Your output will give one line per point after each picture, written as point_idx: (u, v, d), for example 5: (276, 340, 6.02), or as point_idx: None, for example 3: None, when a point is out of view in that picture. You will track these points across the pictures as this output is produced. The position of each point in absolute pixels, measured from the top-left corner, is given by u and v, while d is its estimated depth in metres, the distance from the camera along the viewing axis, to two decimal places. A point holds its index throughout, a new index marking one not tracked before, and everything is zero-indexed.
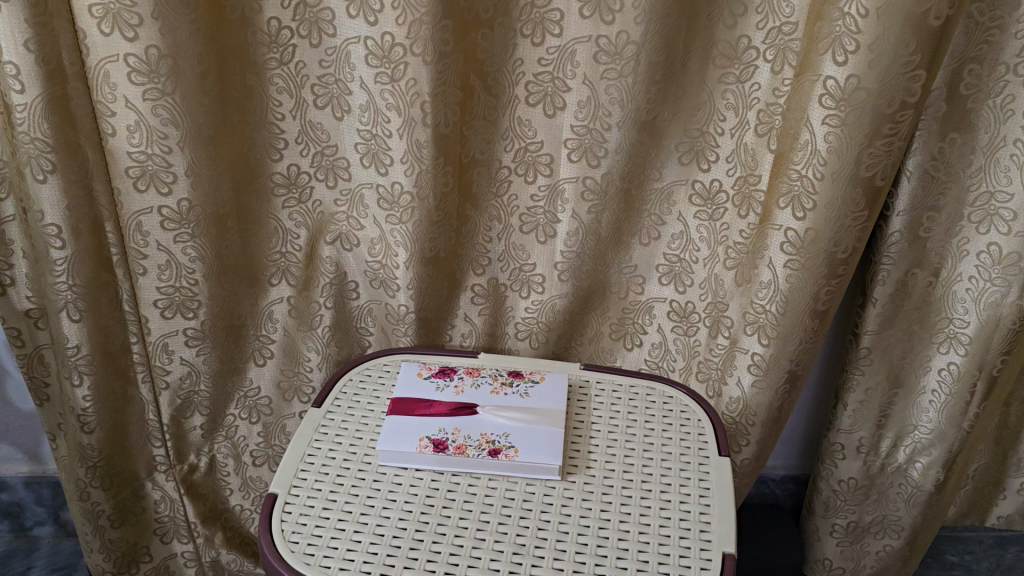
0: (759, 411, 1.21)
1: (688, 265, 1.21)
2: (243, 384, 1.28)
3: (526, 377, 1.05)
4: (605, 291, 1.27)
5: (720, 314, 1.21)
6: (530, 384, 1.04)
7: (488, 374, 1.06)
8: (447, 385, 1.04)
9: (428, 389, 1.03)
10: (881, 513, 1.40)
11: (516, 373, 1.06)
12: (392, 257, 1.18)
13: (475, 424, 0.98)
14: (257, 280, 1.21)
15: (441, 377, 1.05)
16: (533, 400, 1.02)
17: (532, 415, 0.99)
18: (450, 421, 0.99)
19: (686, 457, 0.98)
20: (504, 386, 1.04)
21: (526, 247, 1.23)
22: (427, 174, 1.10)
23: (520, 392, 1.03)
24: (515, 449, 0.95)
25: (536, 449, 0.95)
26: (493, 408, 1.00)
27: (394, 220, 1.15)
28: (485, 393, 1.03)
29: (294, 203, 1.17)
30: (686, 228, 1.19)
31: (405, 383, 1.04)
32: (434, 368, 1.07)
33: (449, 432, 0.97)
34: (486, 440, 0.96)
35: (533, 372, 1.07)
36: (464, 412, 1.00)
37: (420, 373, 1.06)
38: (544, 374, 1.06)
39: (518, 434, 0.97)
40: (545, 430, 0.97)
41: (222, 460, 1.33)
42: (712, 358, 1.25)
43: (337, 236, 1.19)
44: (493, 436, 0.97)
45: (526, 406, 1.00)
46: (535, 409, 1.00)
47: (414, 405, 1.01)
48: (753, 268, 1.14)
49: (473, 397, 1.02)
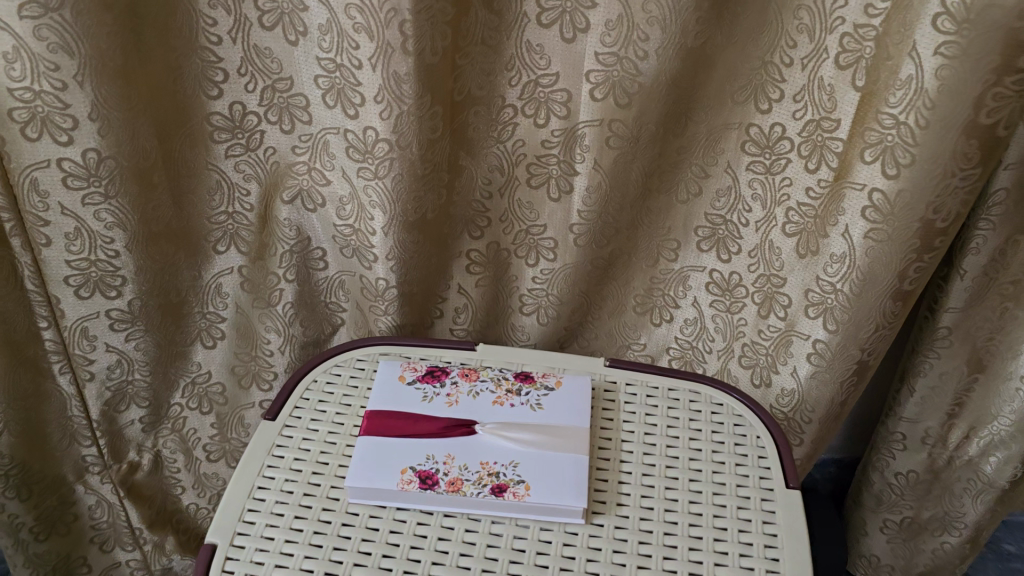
0: (818, 407, 0.99)
1: (735, 229, 0.98)
2: (188, 370, 1.06)
3: (538, 382, 0.82)
4: (630, 258, 1.04)
5: (774, 291, 0.98)
6: (543, 392, 0.81)
7: (488, 376, 0.83)
8: (436, 394, 0.81)
9: (412, 398, 0.81)
10: (942, 509, 1.21)
11: (525, 375, 0.83)
12: (367, 221, 0.95)
13: (473, 449, 0.76)
14: (198, 247, 0.97)
15: (429, 381, 0.82)
16: (547, 414, 0.79)
17: (546, 438, 0.77)
18: (440, 447, 0.77)
19: (744, 491, 0.76)
20: (510, 395, 0.81)
21: (534, 205, 0.99)
22: (411, 117, 0.86)
23: (531, 404, 0.80)
24: (526, 485, 0.73)
25: (553, 486, 0.73)
26: (496, 427, 0.78)
27: (368, 173, 0.91)
28: (486, 404, 0.80)
29: (241, 150, 0.92)
30: (735, 182, 0.95)
31: (383, 389, 0.82)
32: (421, 368, 0.84)
33: (439, 462, 0.75)
34: (488, 473, 0.74)
35: (547, 374, 0.84)
36: (458, 432, 0.78)
37: (403, 375, 0.83)
38: (561, 375, 0.83)
39: (530, 465, 0.75)
40: (565, 460, 0.75)
41: (169, 456, 1.11)
42: (760, 342, 1.02)
43: (295, 193, 0.96)
44: (496, 468, 0.75)
45: (539, 426, 0.78)
46: (552, 429, 0.78)
47: (395, 423, 0.78)
48: (821, 236, 0.91)
49: (470, 411, 0.80)
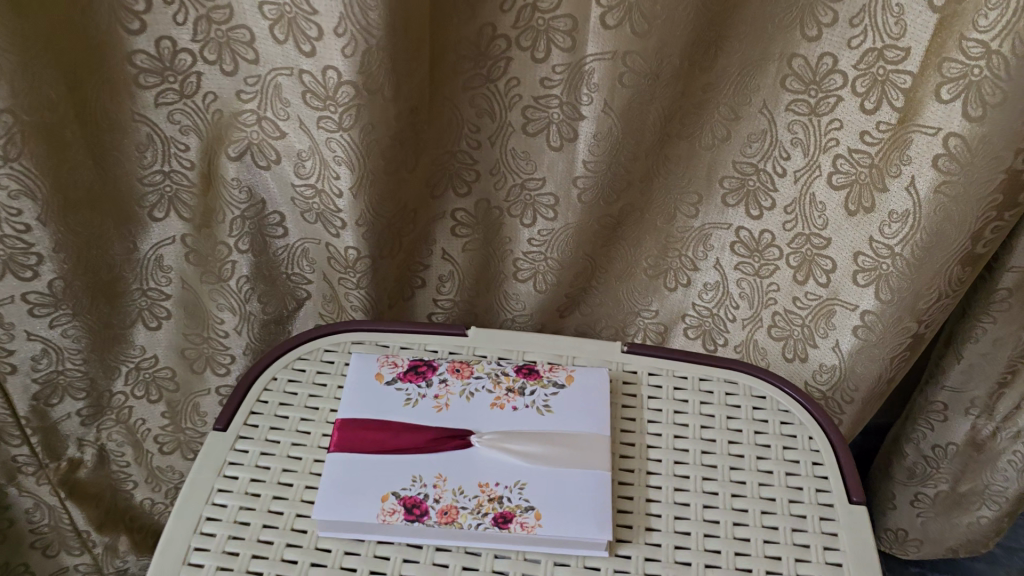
0: (861, 386, 0.87)
1: (769, 180, 0.83)
2: (130, 355, 0.90)
3: (546, 377, 0.68)
4: (643, 214, 0.88)
5: (815, 253, 0.83)
6: (551, 391, 0.67)
7: (484, 371, 0.68)
8: (422, 396, 0.67)
9: (393, 403, 0.66)
10: (982, 481, 1.09)
11: (528, 369, 0.69)
12: (331, 179, 0.79)
13: (470, 467, 0.62)
14: (130, 214, 0.81)
15: (412, 380, 0.68)
16: (558, 420, 0.65)
17: (558, 451, 0.63)
18: (429, 465, 0.62)
19: (799, 509, 0.63)
20: (512, 396, 0.67)
21: (531, 155, 0.83)
22: (381, 53, 0.69)
23: (537, 408, 0.66)
24: (536, 514, 0.59)
25: (570, 514, 0.59)
26: (495, 437, 0.63)
27: (331, 124, 0.75)
28: (483, 408, 0.66)
29: (174, 96, 0.75)
30: (771, 125, 0.80)
31: (355, 391, 0.67)
32: (402, 364, 0.69)
33: (428, 486, 0.61)
34: (489, 499, 0.60)
35: (555, 367, 0.69)
36: (450, 446, 0.63)
37: (380, 373, 0.68)
38: (572, 368, 0.69)
39: (540, 486, 0.61)
40: (582, 479, 0.61)
41: (115, 449, 0.97)
42: (795, 311, 0.87)
43: (243, 146, 0.79)
44: (498, 491, 0.61)
45: (549, 435, 0.64)
46: (564, 439, 0.64)
47: (372, 436, 0.64)
48: (878, 188, 0.76)
49: (464, 418, 0.65)
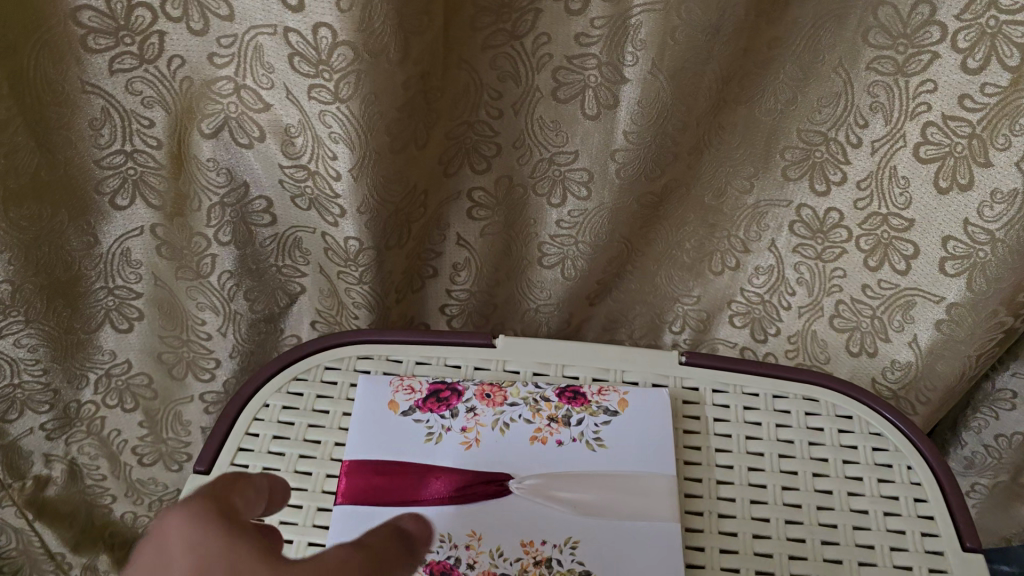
0: (939, 384, 0.76)
1: (841, 151, 0.70)
2: (98, 360, 0.78)
3: (593, 403, 0.58)
4: (688, 189, 0.76)
5: (893, 236, 0.72)
6: (602, 421, 0.57)
7: (520, 397, 0.58)
8: (447, 432, 0.57)
9: (412, 440, 0.56)
10: None
11: (572, 393, 0.58)
12: (327, 159, 0.66)
13: (509, 520, 0.52)
14: (86, 203, 0.68)
15: (434, 410, 0.58)
16: (612, 458, 0.55)
17: (615, 498, 0.53)
18: (459, 519, 0.52)
19: (903, 560, 0.53)
20: (554, 428, 0.57)
21: (561, 125, 0.71)
22: (385, 5, 0.57)
23: (587, 442, 0.56)
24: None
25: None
26: (538, 484, 0.53)
27: (324, 94, 0.62)
28: (521, 445, 0.56)
29: (132, 61, 0.61)
30: (847, 87, 0.67)
31: (367, 427, 0.57)
32: (420, 389, 0.59)
33: (459, 547, 0.51)
34: (534, 563, 0.51)
35: (604, 390, 0.59)
36: (484, 493, 0.53)
37: (394, 401, 0.58)
38: (625, 390, 0.59)
39: (594, 545, 0.51)
40: (646, 534, 0.52)
41: (88, 463, 0.85)
42: (864, 300, 0.76)
43: (217, 120, 0.65)
44: (545, 552, 0.51)
45: (603, 478, 0.54)
46: (621, 481, 0.54)
47: (389, 483, 0.54)
48: (978, 162, 0.65)
49: (498, 457, 0.55)
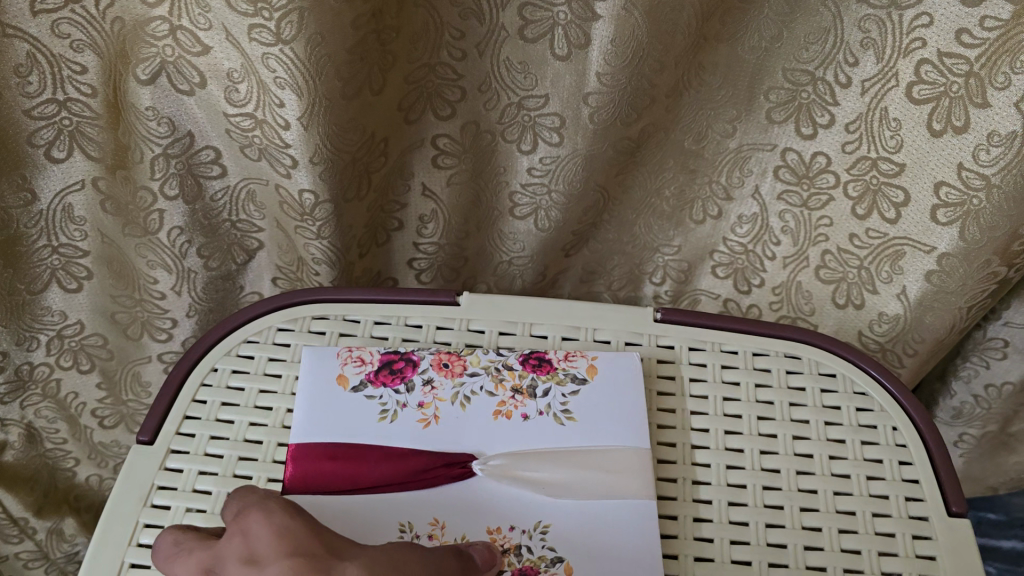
0: (927, 337, 0.73)
1: (830, 91, 0.66)
2: (48, 321, 0.73)
3: (560, 369, 0.55)
4: (668, 134, 0.72)
5: (882, 182, 0.67)
6: (570, 390, 0.54)
7: (480, 366, 0.55)
8: (405, 407, 0.53)
9: (365, 419, 0.53)
10: None
11: (536, 360, 0.55)
12: (274, 107, 0.61)
13: (473, 506, 0.49)
14: (19, 156, 0.62)
15: (387, 383, 0.54)
16: (581, 436, 0.52)
17: (586, 477, 0.50)
18: (420, 506, 0.49)
19: (885, 527, 0.50)
20: (519, 401, 0.54)
21: (529, 66, 0.66)
22: None
23: (555, 415, 0.53)
24: (567, 570, 0.48)
25: (609, 566, 0.48)
26: (503, 465, 0.50)
27: (265, 35, 0.56)
28: (484, 420, 0.53)
29: (56, 0, 0.55)
30: (837, 21, 0.63)
31: (318, 405, 0.53)
32: (370, 361, 0.55)
33: (421, 537, 0.48)
34: (504, 553, 0.48)
35: (570, 356, 0.55)
36: (447, 476, 0.50)
37: (343, 376, 0.54)
38: (593, 355, 0.55)
39: (566, 528, 0.49)
40: (620, 517, 0.49)
41: (46, 427, 0.81)
42: (851, 251, 0.73)
43: (155, 65, 0.60)
44: (514, 539, 0.48)
45: (570, 455, 0.51)
46: (590, 457, 0.51)
47: (344, 468, 0.50)
48: (974, 103, 0.60)
49: (458, 430, 0.52)
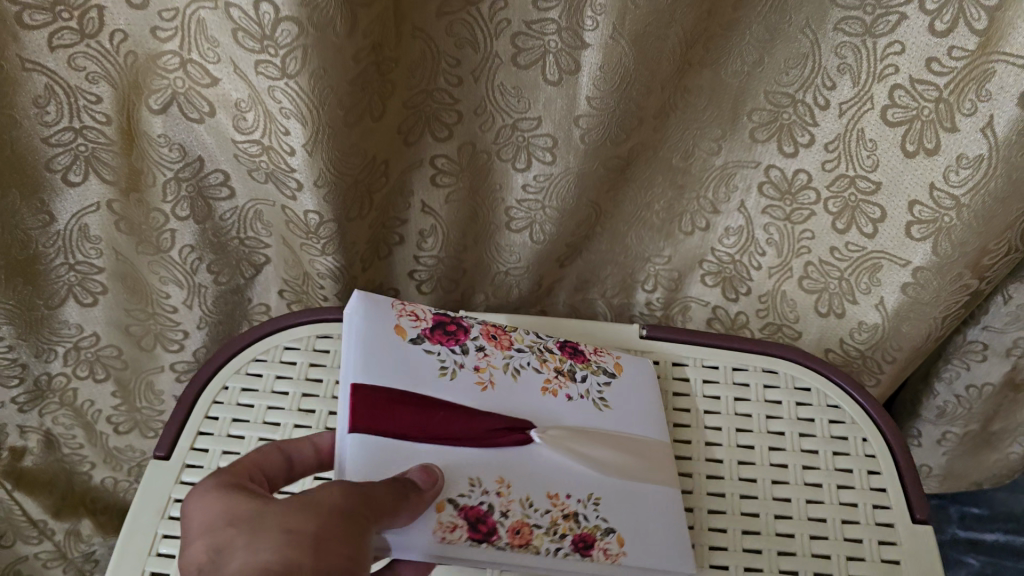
0: (904, 345, 0.77)
1: (809, 112, 0.69)
2: (65, 333, 0.77)
3: (591, 364, 0.61)
4: (657, 151, 0.75)
5: (860, 199, 0.71)
6: (603, 381, 0.60)
7: (525, 345, 0.60)
8: (460, 368, 0.56)
9: (427, 371, 0.55)
10: (1017, 420, 0.97)
11: (572, 351, 0.61)
12: (279, 134, 0.64)
13: (531, 470, 0.53)
14: (39, 181, 0.66)
15: (442, 343, 0.58)
16: (618, 419, 0.57)
17: (632, 456, 0.55)
18: (485, 464, 0.52)
19: (854, 533, 0.54)
20: (561, 381, 0.58)
21: (522, 91, 0.69)
22: None
23: (594, 401, 0.58)
24: (619, 540, 0.52)
25: (655, 539, 0.52)
26: (562, 434, 0.54)
27: (272, 70, 0.59)
28: (531, 393, 0.57)
29: (73, 37, 0.58)
30: (814, 47, 0.66)
31: (384, 352, 0.55)
32: (425, 319, 0.58)
33: (490, 493, 0.51)
34: (563, 516, 0.52)
35: (599, 352, 0.62)
36: (507, 439, 0.53)
37: (401, 327, 0.57)
38: (618, 356, 0.62)
39: (614, 502, 0.53)
40: (660, 498, 0.54)
41: (64, 432, 0.85)
42: (832, 263, 0.76)
43: (166, 95, 0.63)
44: (572, 506, 0.52)
45: (618, 436, 0.56)
46: (631, 439, 0.56)
47: (409, 414, 0.52)
48: (945, 127, 0.63)
49: (510, 401, 0.56)
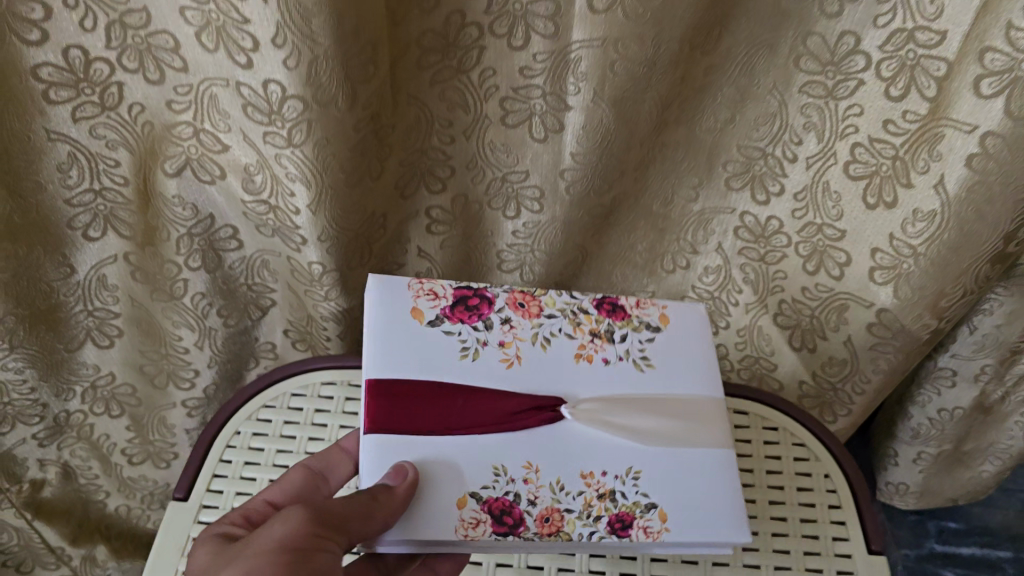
0: (873, 378, 0.81)
1: (778, 164, 0.74)
2: (83, 374, 0.81)
3: (634, 318, 0.63)
4: (638, 198, 0.80)
5: (827, 245, 0.76)
6: (646, 339, 0.62)
7: (557, 309, 0.62)
8: (492, 343, 0.59)
9: (447, 354, 0.57)
10: (987, 439, 1.02)
11: (611, 307, 0.63)
12: (286, 196, 0.70)
13: (565, 446, 0.55)
14: (61, 238, 0.71)
15: (464, 320, 0.59)
16: (660, 380, 0.60)
17: (673, 421, 0.58)
18: (512, 450, 0.54)
19: (814, 564, 0.59)
20: (598, 345, 0.60)
21: (511, 147, 0.74)
22: (329, 62, 0.59)
23: (634, 362, 0.60)
24: (661, 516, 0.54)
25: (697, 507, 0.55)
26: (595, 408, 0.56)
27: (279, 140, 0.65)
28: (567, 361, 0.59)
29: (94, 110, 0.63)
30: (782, 107, 0.71)
31: (399, 343, 0.56)
32: (445, 298, 0.60)
33: (517, 481, 0.53)
34: (599, 496, 0.54)
35: (642, 304, 0.64)
36: (534, 420, 0.55)
37: (418, 310, 0.59)
38: (662, 306, 0.64)
39: (655, 472, 0.56)
40: (704, 460, 0.57)
41: (81, 464, 0.89)
42: (804, 302, 0.81)
43: (181, 161, 0.69)
44: (607, 485, 0.54)
45: (656, 400, 0.58)
46: (674, 403, 0.59)
47: (429, 404, 0.54)
48: (902, 183, 0.68)
49: (543, 374, 0.58)
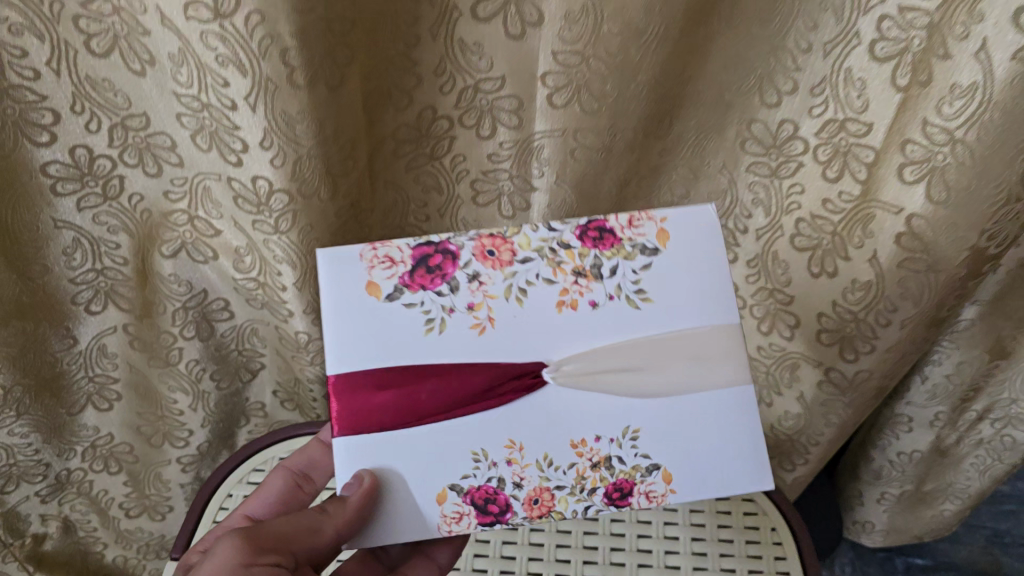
0: (826, 430, 0.86)
1: (733, 235, 0.81)
2: (83, 435, 0.86)
3: (624, 239, 0.55)
4: None
5: (778, 308, 0.82)
6: (640, 265, 0.54)
7: (531, 251, 0.54)
8: (468, 298, 0.54)
9: (411, 329, 0.53)
10: (947, 479, 1.01)
11: (597, 235, 0.55)
12: (274, 275, 0.77)
13: (555, 416, 0.53)
14: (64, 314, 0.76)
15: (427, 287, 0.53)
16: (662, 317, 0.54)
17: (674, 371, 0.53)
18: (491, 432, 0.52)
19: None
20: (584, 285, 0.54)
21: (482, 222, 0.81)
22: (312, 161, 0.65)
23: (628, 299, 0.54)
24: (665, 477, 0.53)
25: (705, 463, 0.53)
26: (578, 370, 0.53)
27: (267, 227, 0.71)
28: (549, 314, 0.54)
29: (97, 200, 0.69)
30: (731, 185, 0.78)
31: (358, 324, 0.53)
32: (402, 261, 0.54)
33: (500, 465, 0.52)
34: (593, 465, 0.52)
35: (635, 219, 0.55)
36: (515, 390, 0.52)
37: (374, 283, 0.53)
38: (660, 217, 0.55)
39: (656, 431, 0.53)
40: (713, 404, 0.53)
41: (81, 518, 0.92)
42: (759, 359, 0.86)
43: (178, 245, 0.75)
44: (602, 452, 0.53)
45: (655, 351, 0.53)
46: (675, 344, 0.53)
47: (395, 394, 0.52)
48: (841, 256, 0.74)
49: (527, 329, 0.53)
